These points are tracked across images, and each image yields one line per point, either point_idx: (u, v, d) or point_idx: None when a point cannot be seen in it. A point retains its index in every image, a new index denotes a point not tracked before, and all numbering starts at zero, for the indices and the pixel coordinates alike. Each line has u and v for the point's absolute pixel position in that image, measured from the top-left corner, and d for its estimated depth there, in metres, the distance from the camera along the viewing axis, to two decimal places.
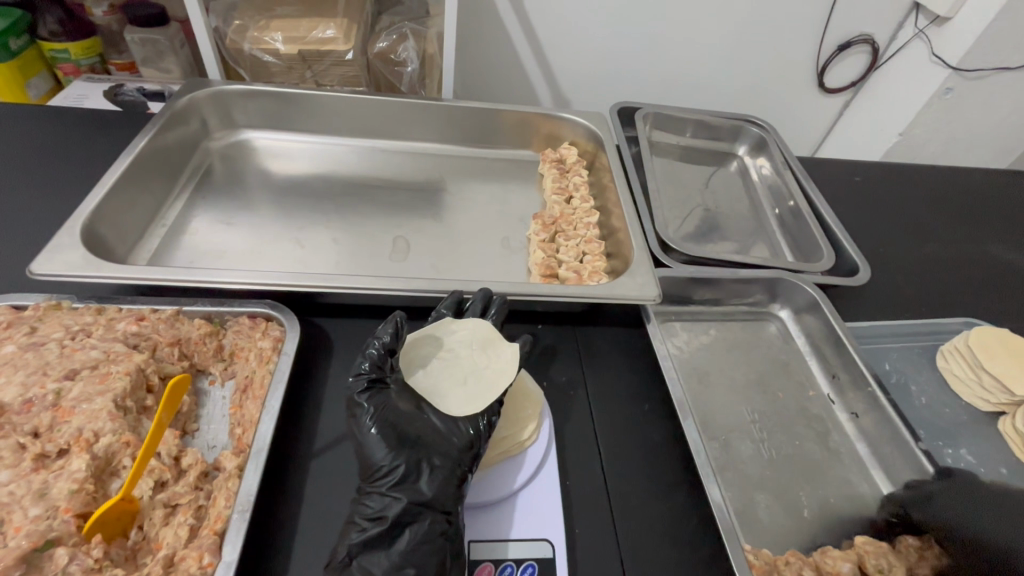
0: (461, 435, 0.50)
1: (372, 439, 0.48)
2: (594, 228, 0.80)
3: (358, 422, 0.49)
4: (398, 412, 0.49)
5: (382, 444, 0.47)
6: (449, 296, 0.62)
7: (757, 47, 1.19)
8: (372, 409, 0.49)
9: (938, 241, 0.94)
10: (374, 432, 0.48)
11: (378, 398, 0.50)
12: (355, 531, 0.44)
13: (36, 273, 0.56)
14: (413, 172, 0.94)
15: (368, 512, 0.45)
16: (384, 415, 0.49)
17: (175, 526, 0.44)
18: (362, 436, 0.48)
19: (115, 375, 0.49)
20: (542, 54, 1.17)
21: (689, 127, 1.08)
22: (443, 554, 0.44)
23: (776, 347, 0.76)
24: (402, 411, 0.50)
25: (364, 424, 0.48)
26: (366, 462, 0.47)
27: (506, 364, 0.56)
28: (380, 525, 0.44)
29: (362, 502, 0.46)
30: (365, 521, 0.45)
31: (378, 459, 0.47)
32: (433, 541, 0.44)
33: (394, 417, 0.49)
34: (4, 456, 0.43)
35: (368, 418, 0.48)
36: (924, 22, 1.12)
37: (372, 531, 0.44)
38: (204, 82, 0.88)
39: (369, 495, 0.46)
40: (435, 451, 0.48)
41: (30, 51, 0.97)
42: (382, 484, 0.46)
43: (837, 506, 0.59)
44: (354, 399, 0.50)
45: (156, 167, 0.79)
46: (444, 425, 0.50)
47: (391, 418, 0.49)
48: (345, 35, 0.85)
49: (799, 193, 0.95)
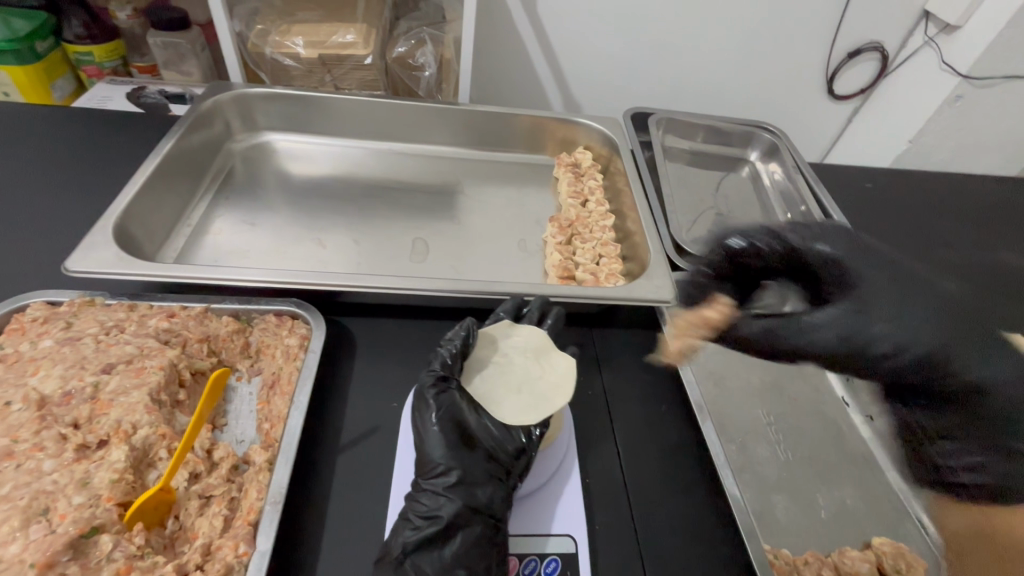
0: (514, 440, 0.52)
1: (437, 438, 0.49)
2: (610, 231, 0.81)
3: (423, 420, 0.50)
4: (462, 414, 0.51)
5: (445, 444, 0.49)
6: (509, 301, 0.63)
7: (768, 54, 1.20)
8: (441, 408, 0.50)
9: (948, 248, 0.95)
10: (437, 431, 0.49)
11: (447, 398, 0.51)
12: (409, 529, 0.46)
13: (71, 270, 0.58)
14: (430, 175, 0.96)
15: (422, 510, 0.46)
16: (450, 416, 0.50)
17: (210, 517, 0.45)
18: (426, 434, 0.50)
19: (150, 369, 0.51)
20: (554, 58, 1.18)
21: (700, 133, 1.10)
22: (491, 558, 0.46)
23: (789, 350, 0.77)
24: (465, 413, 0.52)
25: (431, 422, 0.50)
26: (426, 460, 0.49)
27: (561, 378, 0.56)
28: (435, 525, 0.45)
29: (415, 500, 0.47)
30: (419, 520, 0.46)
31: (439, 459, 0.48)
32: (484, 544, 0.46)
33: (458, 419, 0.51)
34: (48, 446, 0.44)
35: (436, 417, 0.50)
36: (934, 30, 1.13)
37: (427, 530, 0.45)
38: (227, 85, 0.90)
39: (423, 493, 0.48)
40: (491, 455, 0.50)
41: (55, 54, 0.99)
42: (439, 484, 0.47)
43: (853, 508, 0.60)
44: (423, 397, 0.51)
45: (182, 168, 0.80)
46: (501, 428, 0.52)
47: (456, 419, 0.51)
48: (364, 39, 0.86)
49: (812, 198, 0.96)
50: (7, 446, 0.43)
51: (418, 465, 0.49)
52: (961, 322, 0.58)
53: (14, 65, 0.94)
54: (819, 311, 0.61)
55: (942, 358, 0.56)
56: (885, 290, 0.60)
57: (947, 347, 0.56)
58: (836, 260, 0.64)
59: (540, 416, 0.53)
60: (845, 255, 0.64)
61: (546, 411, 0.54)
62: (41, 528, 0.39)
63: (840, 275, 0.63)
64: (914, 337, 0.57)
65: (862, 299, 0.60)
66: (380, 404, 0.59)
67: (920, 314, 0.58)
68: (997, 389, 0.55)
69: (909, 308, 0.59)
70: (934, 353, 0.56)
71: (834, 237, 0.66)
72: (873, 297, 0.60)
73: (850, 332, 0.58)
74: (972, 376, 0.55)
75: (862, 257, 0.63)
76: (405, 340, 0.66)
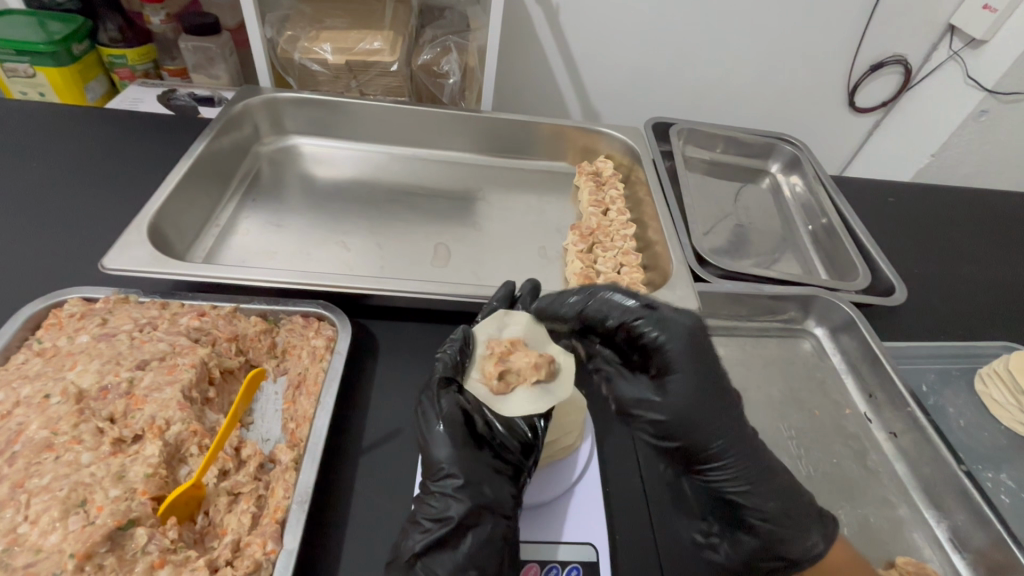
0: (518, 437, 0.51)
1: (443, 440, 0.49)
2: (631, 241, 0.82)
3: (429, 422, 0.51)
4: (468, 414, 0.51)
5: (452, 446, 0.49)
6: (500, 289, 0.64)
7: (790, 66, 1.20)
8: (446, 410, 0.51)
9: (974, 264, 0.94)
10: (441, 431, 0.49)
11: (451, 399, 0.52)
12: (419, 531, 0.46)
13: (108, 268, 0.60)
14: (452, 182, 0.97)
15: (432, 512, 0.46)
16: (455, 417, 0.50)
17: (238, 514, 0.46)
18: (434, 436, 0.50)
19: (183, 366, 0.52)
20: (575, 68, 1.19)
21: (720, 144, 1.10)
22: (502, 558, 0.45)
23: (810, 364, 0.77)
24: (471, 414, 0.51)
25: (437, 424, 0.50)
26: (433, 461, 0.49)
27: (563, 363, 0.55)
28: (444, 527, 0.45)
29: (424, 501, 0.48)
30: (428, 522, 0.46)
31: (447, 461, 0.48)
32: (494, 544, 0.45)
33: (464, 419, 0.51)
34: (86, 439, 0.45)
35: (443, 418, 0.50)
36: (959, 45, 1.12)
37: (437, 532, 0.45)
38: (256, 90, 0.92)
39: (431, 494, 0.48)
40: (497, 456, 0.50)
41: (90, 57, 1.02)
42: (447, 485, 0.47)
43: (877, 525, 0.60)
44: (429, 400, 0.52)
45: (211, 169, 0.82)
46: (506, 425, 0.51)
47: (462, 420, 0.50)
48: (391, 46, 0.87)
49: (833, 210, 0.95)
50: (47, 438, 0.45)
51: (426, 468, 0.49)
52: (731, 420, 0.49)
53: (51, 67, 0.96)
54: (635, 390, 0.50)
55: (723, 455, 0.49)
56: (694, 378, 0.49)
57: (728, 451, 0.48)
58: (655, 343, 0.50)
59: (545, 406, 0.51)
60: (672, 352, 0.49)
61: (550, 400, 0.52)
62: (80, 520, 0.40)
63: (657, 362, 0.50)
64: (702, 433, 0.48)
65: (688, 408, 0.48)
66: (404, 406, 0.60)
67: (723, 410, 0.49)
68: (766, 492, 0.50)
69: (698, 408, 0.48)
70: (727, 458, 0.49)
71: (684, 339, 0.50)
72: (682, 387, 0.48)
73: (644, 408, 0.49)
74: (741, 483, 0.49)
75: (699, 358, 0.49)
76: (428, 344, 0.66)
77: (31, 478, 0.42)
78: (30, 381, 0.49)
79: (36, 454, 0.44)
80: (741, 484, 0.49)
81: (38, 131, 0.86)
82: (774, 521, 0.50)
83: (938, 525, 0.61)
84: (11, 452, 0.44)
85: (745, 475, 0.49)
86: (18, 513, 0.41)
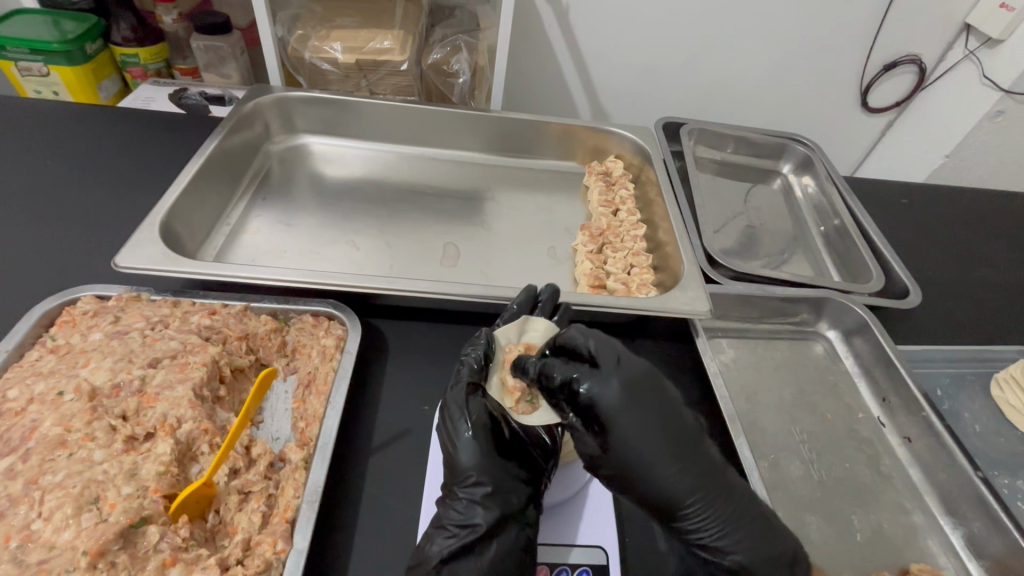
0: (541, 447, 0.53)
1: (472, 446, 0.49)
2: (641, 241, 0.81)
3: (457, 426, 0.50)
4: (495, 421, 0.52)
5: (481, 453, 0.49)
6: (520, 294, 0.63)
7: (802, 66, 1.19)
8: (474, 415, 0.51)
9: (990, 266, 0.92)
10: (468, 438, 0.49)
11: (479, 404, 0.52)
12: (444, 537, 0.45)
13: (121, 266, 0.60)
14: (461, 181, 0.96)
15: (458, 518, 0.46)
16: (483, 423, 0.50)
17: (248, 513, 0.46)
18: (462, 441, 0.49)
19: (194, 365, 0.52)
20: (584, 67, 1.18)
21: (731, 144, 1.09)
22: (524, 568, 0.45)
23: (822, 367, 0.76)
24: (496, 421, 0.52)
25: (466, 430, 0.50)
26: (461, 467, 0.48)
27: None
28: (472, 534, 0.45)
29: (450, 507, 0.47)
30: (454, 528, 0.46)
31: (476, 468, 0.48)
32: (517, 554, 0.46)
33: (491, 426, 0.51)
34: (99, 436, 0.45)
35: (471, 424, 0.50)
36: (975, 44, 1.10)
37: (465, 539, 0.45)
38: (267, 89, 0.93)
39: (456, 500, 0.47)
40: (521, 463, 0.50)
41: (103, 55, 1.02)
42: (475, 493, 0.47)
43: (890, 531, 0.59)
44: (457, 404, 0.52)
45: (223, 167, 0.83)
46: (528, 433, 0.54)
47: (489, 426, 0.51)
48: (401, 46, 0.87)
49: (846, 212, 0.94)
50: (60, 435, 0.45)
51: (451, 472, 0.49)
52: (688, 463, 0.48)
53: (65, 66, 0.97)
54: (586, 438, 0.50)
55: (681, 506, 0.47)
56: (637, 431, 0.48)
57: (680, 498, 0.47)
58: (590, 397, 0.49)
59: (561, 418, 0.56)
60: (608, 401, 0.49)
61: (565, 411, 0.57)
62: (93, 517, 0.41)
63: (595, 416, 0.49)
64: (650, 484, 0.47)
65: (636, 452, 0.47)
66: (413, 406, 0.60)
67: (665, 448, 0.48)
68: (742, 541, 0.47)
69: (645, 446, 0.48)
70: (687, 505, 0.47)
71: (636, 379, 0.50)
72: (630, 437, 0.48)
73: (594, 459, 0.49)
74: (710, 532, 0.47)
75: (636, 402, 0.49)
76: (438, 344, 0.66)
77: (45, 475, 0.43)
78: (43, 378, 0.50)
79: (49, 450, 0.44)
80: (709, 531, 0.47)
81: (52, 130, 0.87)
82: (747, 574, 0.47)
83: (953, 532, 0.60)
84: (24, 448, 0.44)
85: (711, 522, 0.47)
86: (31, 510, 0.41)
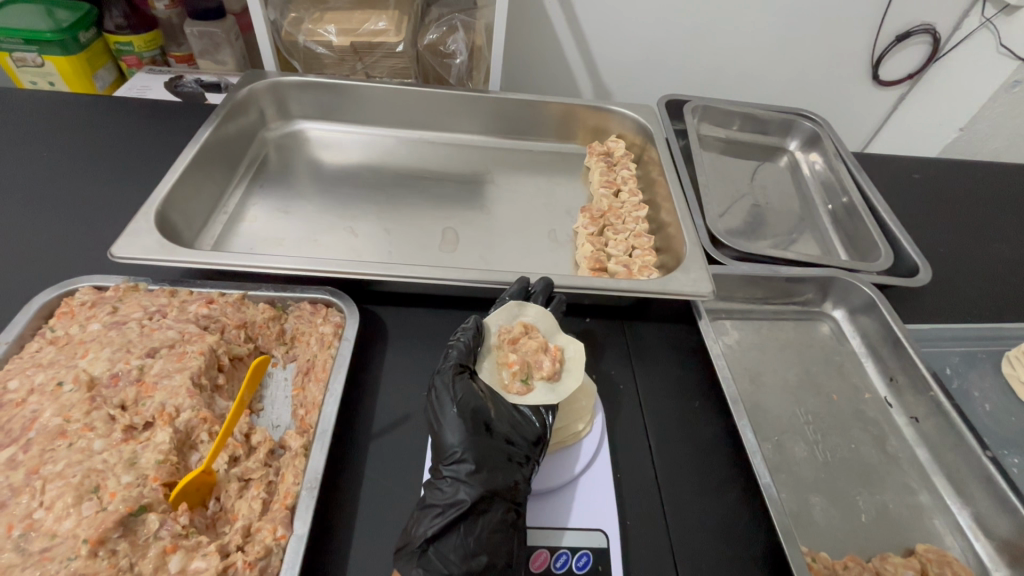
0: (532, 428, 0.52)
1: (456, 424, 0.49)
2: (643, 223, 0.80)
3: (442, 406, 0.50)
4: (483, 402, 0.51)
5: (466, 431, 0.48)
6: (515, 285, 0.63)
7: (811, 37, 1.14)
8: (460, 394, 0.50)
9: (1003, 242, 0.90)
10: (453, 416, 0.49)
11: (466, 385, 0.51)
12: (432, 516, 0.45)
13: (117, 256, 0.60)
14: (460, 165, 0.95)
15: (443, 497, 0.46)
16: (470, 402, 0.50)
17: (249, 499, 0.46)
18: (447, 420, 0.49)
19: (191, 354, 0.52)
20: (586, 45, 1.15)
21: (736, 120, 1.06)
22: (512, 544, 0.45)
23: (829, 348, 0.74)
24: (486, 403, 0.51)
25: (451, 409, 0.49)
26: (446, 445, 0.48)
27: (573, 364, 0.57)
28: (457, 511, 0.44)
29: (436, 486, 0.47)
30: (441, 506, 0.45)
31: (461, 445, 0.48)
32: (504, 531, 0.45)
33: (479, 406, 0.50)
34: (98, 426, 0.46)
35: (456, 402, 0.50)
36: (991, 11, 1.05)
37: (450, 516, 0.44)
38: (261, 73, 0.91)
39: (441, 479, 0.47)
40: (510, 440, 0.49)
41: (97, 44, 1.00)
42: (460, 470, 0.46)
43: (897, 512, 0.59)
44: (443, 385, 0.51)
45: (218, 155, 0.82)
46: (518, 414, 0.52)
47: (475, 406, 0.50)
48: (396, 27, 0.84)
49: (855, 188, 0.92)
50: (60, 425, 0.45)
51: (438, 452, 0.49)
52: None
53: (60, 56, 0.95)
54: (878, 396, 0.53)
55: None
56: None
57: None
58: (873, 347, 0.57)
59: (557, 400, 0.54)
60: None
61: (561, 394, 0.55)
62: (93, 505, 0.41)
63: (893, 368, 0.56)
64: None
65: None
66: (412, 392, 0.59)
67: None
68: None
69: None
70: None
71: None
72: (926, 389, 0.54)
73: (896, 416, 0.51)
74: None
75: None
76: (436, 330, 0.66)
77: (45, 465, 0.43)
78: (43, 369, 0.50)
79: (49, 440, 0.44)
80: None
81: (49, 121, 0.86)
82: None
83: (960, 512, 0.59)
84: (26, 438, 0.45)
85: None
86: (33, 499, 0.41)
